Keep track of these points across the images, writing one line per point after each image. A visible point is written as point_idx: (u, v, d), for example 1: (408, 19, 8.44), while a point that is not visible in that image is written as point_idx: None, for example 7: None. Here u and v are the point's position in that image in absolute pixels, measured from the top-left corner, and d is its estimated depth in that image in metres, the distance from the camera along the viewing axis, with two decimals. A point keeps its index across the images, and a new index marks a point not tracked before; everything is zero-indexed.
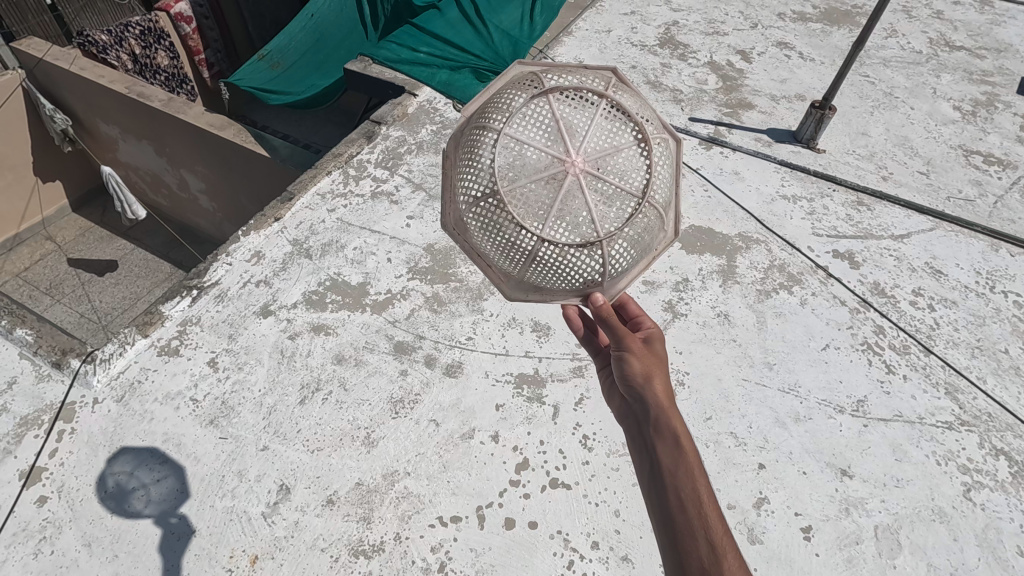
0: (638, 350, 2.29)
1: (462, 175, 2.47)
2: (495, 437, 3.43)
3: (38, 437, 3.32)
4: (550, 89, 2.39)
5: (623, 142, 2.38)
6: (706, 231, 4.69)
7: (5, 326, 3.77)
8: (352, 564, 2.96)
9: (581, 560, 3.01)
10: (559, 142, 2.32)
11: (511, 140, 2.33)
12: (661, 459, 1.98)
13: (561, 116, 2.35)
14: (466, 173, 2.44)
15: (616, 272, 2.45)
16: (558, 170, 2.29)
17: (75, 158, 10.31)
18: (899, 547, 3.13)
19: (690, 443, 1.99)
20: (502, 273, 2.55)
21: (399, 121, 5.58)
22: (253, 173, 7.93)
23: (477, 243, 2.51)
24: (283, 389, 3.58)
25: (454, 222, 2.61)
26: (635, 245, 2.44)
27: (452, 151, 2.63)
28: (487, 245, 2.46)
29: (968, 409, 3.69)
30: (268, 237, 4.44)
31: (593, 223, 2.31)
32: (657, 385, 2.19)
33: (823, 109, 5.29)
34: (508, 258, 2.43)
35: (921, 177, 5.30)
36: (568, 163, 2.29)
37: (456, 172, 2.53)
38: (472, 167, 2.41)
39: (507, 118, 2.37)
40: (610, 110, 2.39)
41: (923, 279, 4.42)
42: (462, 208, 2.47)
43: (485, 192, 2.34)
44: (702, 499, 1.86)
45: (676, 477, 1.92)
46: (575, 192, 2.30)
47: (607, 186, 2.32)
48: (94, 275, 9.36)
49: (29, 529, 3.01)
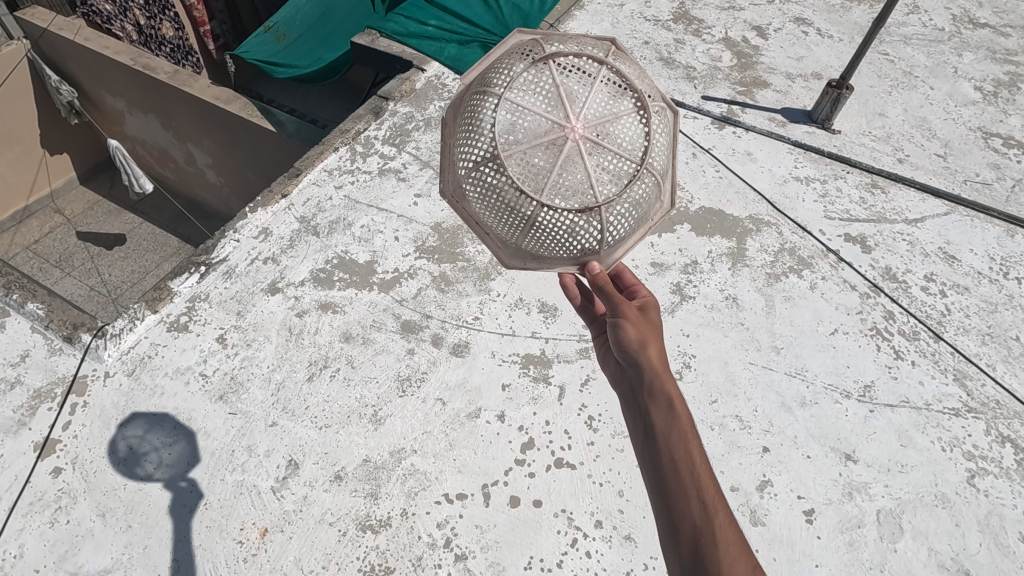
0: (633, 317, 2.27)
1: (462, 141, 2.42)
2: (500, 417, 3.45)
3: (51, 409, 3.38)
4: (550, 55, 2.33)
5: (622, 110, 2.33)
6: (717, 212, 4.64)
7: (16, 300, 3.80)
8: (359, 538, 3.02)
9: (584, 538, 3.06)
10: (559, 107, 2.27)
11: (511, 105, 2.27)
12: (653, 420, 2.02)
13: (561, 82, 2.29)
14: (466, 138, 2.39)
15: (613, 240, 2.44)
16: (558, 135, 2.24)
17: (82, 130, 10.24)
18: (901, 531, 3.16)
19: (682, 403, 2.02)
20: (501, 240, 2.53)
21: (407, 97, 5.50)
22: (260, 148, 7.88)
23: (478, 210, 2.48)
24: (291, 365, 3.61)
25: (451, 190, 2.57)
26: (632, 214, 2.41)
27: (452, 117, 2.57)
28: (487, 212, 2.43)
29: (976, 396, 3.67)
30: (275, 214, 4.43)
31: (594, 189, 2.27)
32: (651, 350, 2.19)
33: (840, 88, 5.17)
34: (508, 224, 2.40)
35: (938, 159, 5.19)
36: (569, 128, 2.23)
37: (456, 138, 2.48)
38: (471, 133, 2.36)
39: (507, 83, 2.32)
40: (610, 76, 2.34)
41: (936, 265, 4.37)
42: (463, 174, 2.43)
43: (486, 157, 2.29)
44: (693, 455, 1.91)
45: (669, 442, 1.94)
46: (577, 158, 2.25)
47: (609, 152, 2.28)
48: (103, 249, 9.39)
49: (45, 499, 3.08)
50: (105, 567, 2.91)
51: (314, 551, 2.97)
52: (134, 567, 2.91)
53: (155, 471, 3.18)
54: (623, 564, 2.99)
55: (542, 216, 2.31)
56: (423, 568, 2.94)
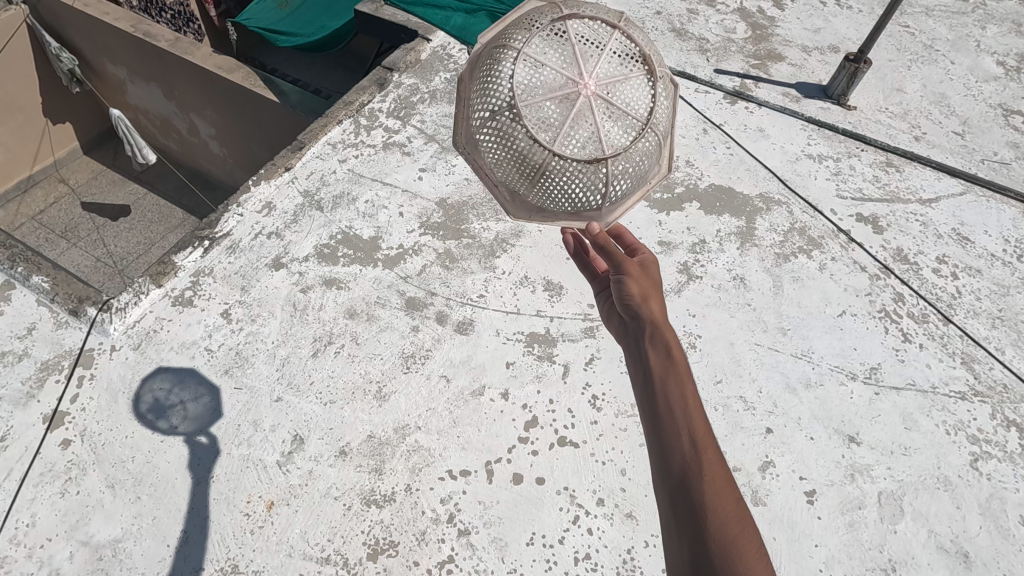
0: (635, 271, 2.21)
1: (478, 93, 2.36)
2: (504, 394, 3.46)
3: (59, 382, 3.40)
4: (568, 16, 2.29)
5: (634, 72, 2.30)
6: (727, 190, 4.55)
7: (21, 273, 3.79)
8: (364, 512, 3.06)
9: (586, 516, 3.09)
10: (573, 64, 2.22)
11: (526, 58, 2.23)
12: (651, 368, 1.94)
13: (574, 36, 2.25)
14: (483, 89, 2.33)
15: (617, 198, 2.39)
16: (570, 88, 2.20)
17: (83, 100, 10.08)
18: (901, 513, 3.17)
19: (682, 355, 1.94)
20: (508, 193, 2.45)
21: (412, 68, 5.38)
22: (263, 118, 7.76)
23: (488, 162, 2.40)
24: (295, 341, 3.62)
25: (464, 140, 2.50)
26: (636, 176, 2.38)
27: (467, 72, 2.50)
28: (497, 164, 2.36)
29: (983, 379, 3.65)
30: (278, 188, 4.38)
31: (602, 145, 2.23)
32: (654, 305, 2.12)
33: (858, 62, 5.04)
34: (518, 175, 2.33)
35: (955, 137, 5.06)
36: (580, 82, 2.19)
37: (471, 91, 2.41)
38: (488, 83, 2.30)
39: (526, 38, 2.28)
40: (624, 40, 2.29)
41: (949, 246, 4.29)
42: (476, 127, 2.37)
43: (500, 108, 2.25)
44: (691, 406, 1.83)
45: (665, 387, 1.87)
46: (585, 112, 2.21)
47: (617, 110, 2.24)
48: (108, 220, 9.35)
49: (55, 470, 3.13)
50: (116, 537, 2.96)
51: (320, 525, 3.01)
52: (144, 538, 2.96)
53: (175, 425, 3.28)
54: (624, 541, 3.03)
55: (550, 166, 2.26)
56: (427, 542, 2.98)
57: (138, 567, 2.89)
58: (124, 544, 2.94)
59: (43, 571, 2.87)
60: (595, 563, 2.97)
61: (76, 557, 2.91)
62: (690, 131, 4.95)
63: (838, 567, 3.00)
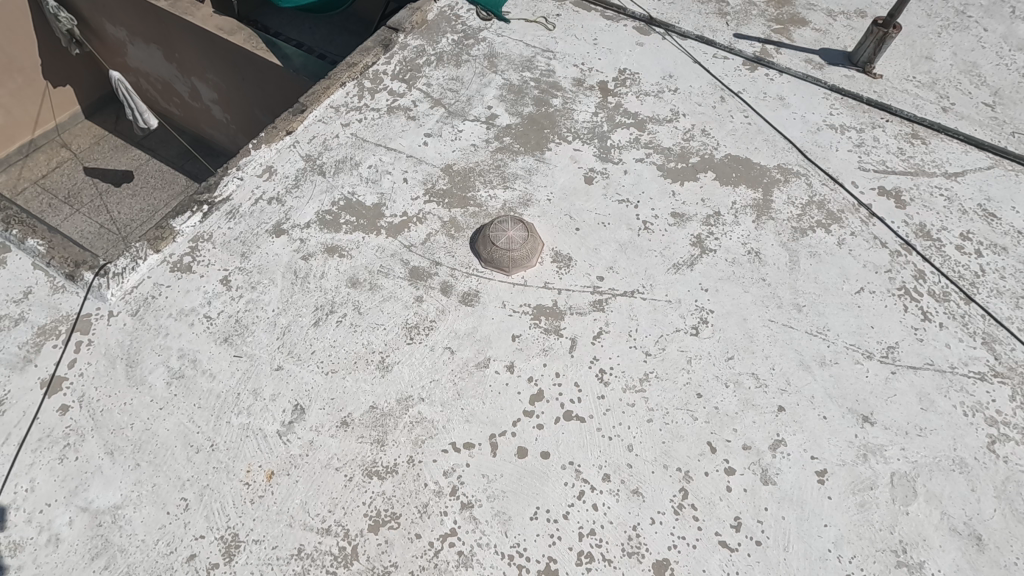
0: None
1: (515, 259, 3.67)
2: (510, 367, 3.38)
3: (56, 347, 3.35)
4: None
5: None
6: (744, 161, 4.38)
7: (17, 236, 3.71)
8: (365, 484, 3.01)
9: (591, 491, 3.03)
10: None
11: (503, 226, 3.69)
12: None
13: (497, 255, 3.66)
14: (512, 256, 3.66)
15: None
16: (475, 266, 3.76)
17: (84, 60, 9.20)
18: (914, 494, 3.08)
19: None
20: (522, 238, 3.68)
21: (418, 29, 5.16)
22: (266, 81, 7.53)
23: (522, 242, 3.67)
24: (296, 309, 3.53)
25: (527, 256, 3.69)
26: None
27: (522, 256, 3.67)
28: (521, 242, 3.67)
29: (1003, 360, 3.53)
30: (280, 152, 4.25)
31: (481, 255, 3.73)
32: None
33: (887, 27, 4.74)
34: (515, 238, 3.67)
35: (986, 109, 4.82)
36: (495, 248, 3.65)
37: (521, 261, 3.69)
38: (519, 259, 3.67)
39: (501, 253, 3.65)
40: None
41: (974, 222, 4.12)
42: (522, 259, 3.68)
43: (520, 260, 3.68)
44: None
45: None
46: (491, 247, 3.67)
47: (494, 268, 3.71)
48: (111, 185, 8.82)
49: (54, 435, 3.09)
50: (116, 503, 2.93)
51: (321, 495, 2.97)
52: (144, 504, 2.93)
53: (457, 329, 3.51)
54: (630, 517, 2.97)
55: (510, 229, 3.69)
56: (429, 515, 2.94)
57: (138, 534, 2.86)
58: (124, 510, 2.91)
59: (43, 535, 2.85)
60: (601, 539, 2.91)
61: (76, 522, 2.88)
62: (706, 98, 4.75)
63: (847, 547, 2.92)
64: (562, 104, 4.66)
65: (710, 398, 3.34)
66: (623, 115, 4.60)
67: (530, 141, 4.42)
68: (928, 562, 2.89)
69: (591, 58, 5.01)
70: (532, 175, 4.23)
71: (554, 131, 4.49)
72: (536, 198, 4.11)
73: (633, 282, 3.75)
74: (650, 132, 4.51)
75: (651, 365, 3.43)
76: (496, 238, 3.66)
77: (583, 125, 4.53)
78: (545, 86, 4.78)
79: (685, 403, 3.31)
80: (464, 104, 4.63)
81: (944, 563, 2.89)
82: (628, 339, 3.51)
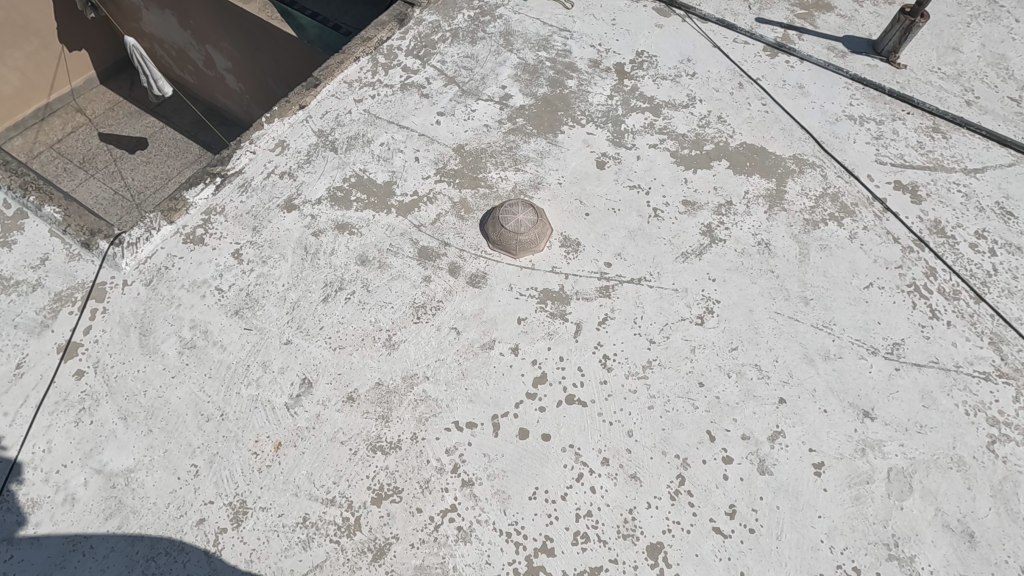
0: None
1: (518, 242, 3.67)
2: (514, 349, 3.42)
3: (72, 314, 3.43)
4: None
5: None
6: (758, 150, 4.33)
7: (33, 203, 3.76)
8: (369, 458, 3.09)
9: (590, 474, 3.09)
10: None
11: (513, 209, 3.71)
12: None
13: (504, 236, 3.68)
14: (516, 238, 3.66)
15: None
16: (484, 247, 3.78)
17: (99, 24, 9.12)
18: (910, 490, 3.11)
19: None
20: (528, 223, 3.67)
21: (434, 4, 5.09)
22: (282, 52, 7.48)
23: (528, 227, 3.67)
24: (306, 285, 3.58)
25: (532, 241, 3.70)
26: None
27: (527, 240, 3.69)
28: (525, 225, 3.66)
29: (1010, 360, 3.50)
30: (292, 126, 4.25)
31: (489, 236, 3.75)
32: None
33: (914, 16, 4.58)
34: (520, 221, 3.67)
35: (1011, 103, 4.70)
36: (501, 229, 3.67)
37: (525, 245, 3.70)
38: (523, 242, 3.69)
39: (506, 234, 3.67)
40: None
41: (991, 221, 4.05)
42: (527, 243, 3.69)
43: (526, 244, 3.70)
44: None
45: None
46: (497, 228, 3.70)
47: (501, 249, 3.74)
48: (125, 151, 8.84)
49: (70, 399, 3.19)
50: (129, 467, 3.03)
51: (325, 467, 3.05)
52: (156, 469, 3.03)
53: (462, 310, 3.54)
54: (627, 501, 3.03)
55: (516, 214, 3.69)
56: (431, 491, 3.01)
57: (149, 497, 2.96)
58: (136, 474, 3.01)
59: (60, 495, 2.96)
60: (597, 520, 2.97)
61: (91, 483, 2.99)
62: (724, 84, 4.67)
63: (840, 538, 2.97)
64: (577, 86, 4.61)
65: (711, 388, 3.36)
66: (638, 99, 4.54)
67: (543, 122, 4.39)
68: (919, 555, 2.94)
69: (609, 38, 4.93)
70: (543, 157, 4.21)
71: (568, 114, 4.44)
72: (546, 182, 4.10)
73: (640, 269, 3.75)
74: (665, 117, 4.45)
75: (654, 353, 3.45)
76: (504, 218, 3.68)
77: (596, 108, 4.48)
78: (560, 67, 4.72)
79: (687, 392, 3.34)
80: (479, 83, 4.59)
81: (935, 557, 2.93)
82: (632, 327, 3.53)
